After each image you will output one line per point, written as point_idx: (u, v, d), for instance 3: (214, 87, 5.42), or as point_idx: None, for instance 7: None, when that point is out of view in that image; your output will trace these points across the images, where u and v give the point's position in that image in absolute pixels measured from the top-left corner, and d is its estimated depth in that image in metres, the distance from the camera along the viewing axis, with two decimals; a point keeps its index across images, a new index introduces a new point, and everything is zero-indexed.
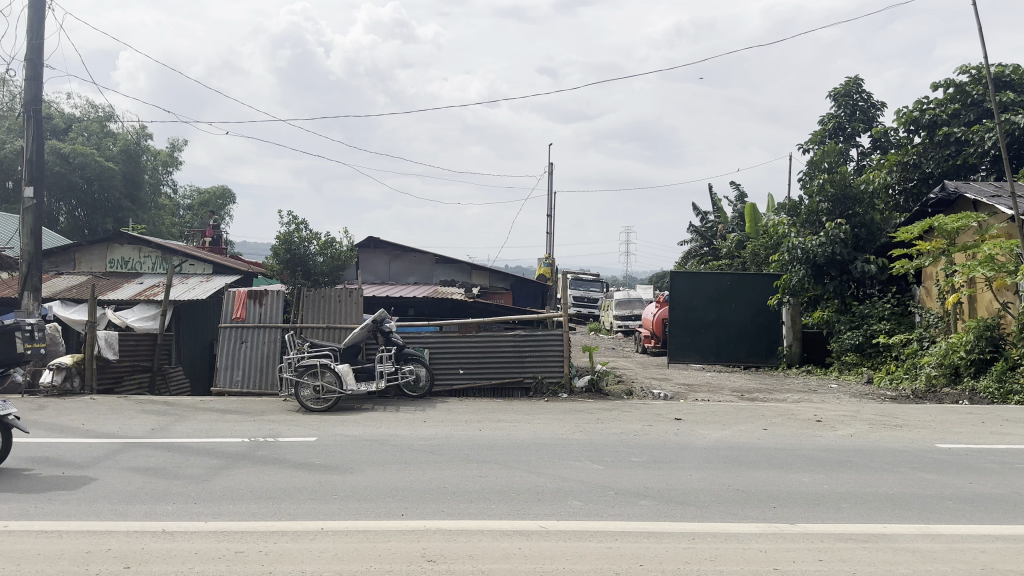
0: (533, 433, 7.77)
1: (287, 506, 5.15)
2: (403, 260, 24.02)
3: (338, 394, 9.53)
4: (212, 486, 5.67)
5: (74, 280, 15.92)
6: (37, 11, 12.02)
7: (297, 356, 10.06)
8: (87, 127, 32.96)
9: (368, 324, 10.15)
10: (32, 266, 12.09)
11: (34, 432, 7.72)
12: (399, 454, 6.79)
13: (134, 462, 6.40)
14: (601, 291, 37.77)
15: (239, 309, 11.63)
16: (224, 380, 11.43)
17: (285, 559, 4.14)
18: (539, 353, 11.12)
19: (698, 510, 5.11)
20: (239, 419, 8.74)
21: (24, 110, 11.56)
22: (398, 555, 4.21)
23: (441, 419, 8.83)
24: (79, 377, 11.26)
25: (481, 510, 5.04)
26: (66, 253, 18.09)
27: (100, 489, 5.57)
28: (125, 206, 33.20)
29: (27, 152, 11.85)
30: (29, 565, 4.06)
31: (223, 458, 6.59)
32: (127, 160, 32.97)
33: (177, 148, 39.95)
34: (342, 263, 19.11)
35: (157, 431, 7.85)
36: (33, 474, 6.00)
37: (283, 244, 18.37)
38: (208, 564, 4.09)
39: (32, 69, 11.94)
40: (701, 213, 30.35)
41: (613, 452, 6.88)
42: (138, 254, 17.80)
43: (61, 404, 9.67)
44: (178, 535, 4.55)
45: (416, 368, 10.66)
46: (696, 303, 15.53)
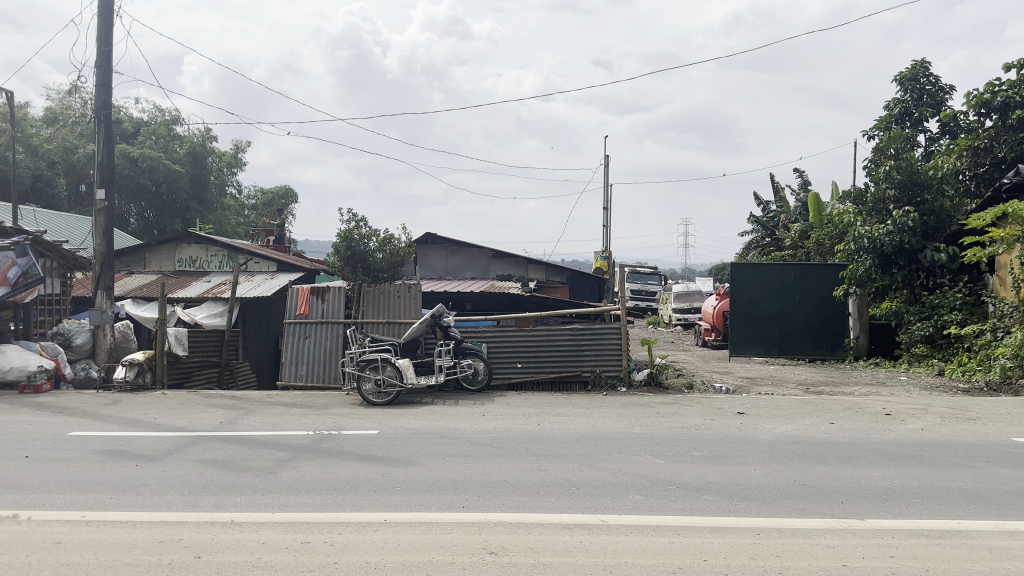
0: (592, 427, 7.74)
1: (352, 497, 5.24)
2: (461, 255, 24.04)
3: (398, 388, 9.63)
4: (279, 478, 5.81)
5: (145, 279, 16.44)
6: (105, 19, 12.41)
7: (358, 352, 10.19)
8: (154, 131, 33.78)
9: (426, 318, 10.23)
10: (106, 266, 12.41)
11: (108, 426, 7.99)
12: (457, 446, 6.83)
13: (203, 455, 6.58)
14: (659, 284, 37.44)
15: (303, 305, 11.87)
16: (289, 374, 11.66)
17: (348, 551, 4.20)
18: (597, 347, 11.05)
19: (762, 505, 5.02)
20: (304, 412, 8.94)
21: (94, 116, 11.92)
22: (459, 547, 4.23)
23: (499, 412, 8.84)
24: (151, 372, 11.57)
25: (542, 503, 5.04)
26: (137, 253, 18.64)
27: (173, 481, 5.75)
28: (192, 206, 34.24)
29: (99, 155, 12.22)
30: (106, 555, 4.24)
31: (287, 450, 6.74)
32: (193, 162, 34.07)
33: (241, 149, 40.98)
34: (401, 259, 19.23)
35: (225, 424, 8.09)
36: (109, 466, 6.24)
37: (343, 241, 18.60)
38: (276, 555, 4.17)
39: (102, 76, 12.34)
40: (762, 203, 29.73)
41: (675, 446, 6.79)
42: (205, 253, 18.31)
43: (135, 400, 9.92)
44: (247, 526, 4.67)
45: (474, 361, 10.68)
46: (760, 295, 15.27)
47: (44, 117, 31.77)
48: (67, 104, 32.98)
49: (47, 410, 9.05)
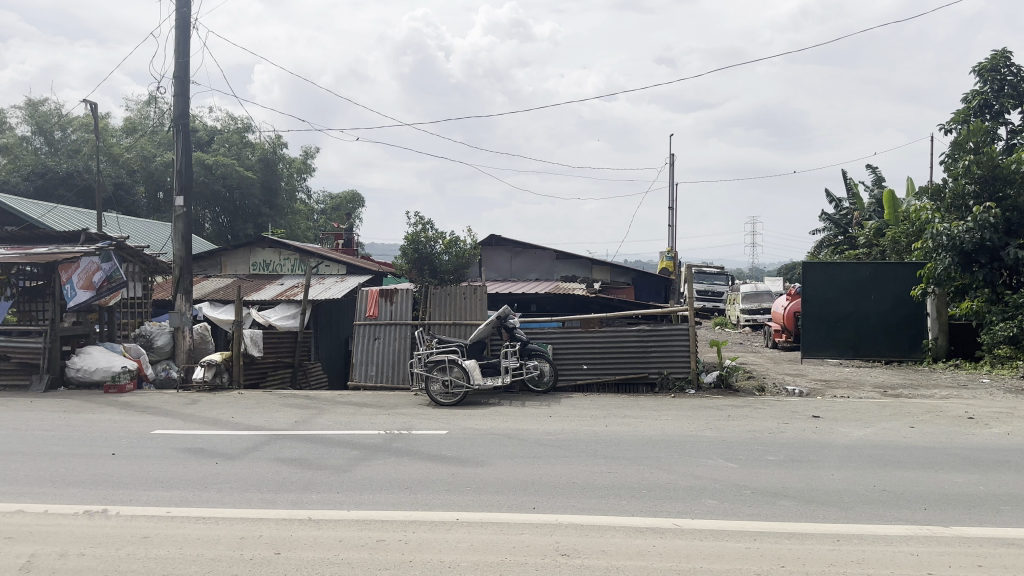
0: (662, 429, 7.66)
1: (424, 496, 5.30)
2: (525, 257, 24.12)
3: (465, 389, 9.69)
4: (353, 476, 5.92)
5: (221, 283, 16.97)
6: (183, 32, 12.85)
7: (426, 353, 10.32)
8: (227, 139, 34.84)
9: (491, 320, 10.29)
10: (185, 271, 12.85)
11: (189, 425, 8.27)
12: (527, 448, 6.84)
13: (279, 453, 6.75)
14: (726, 284, 36.81)
15: (372, 307, 12.09)
16: (359, 375, 11.87)
17: (423, 549, 4.25)
18: (665, 349, 10.93)
19: (842, 511, 4.88)
20: (374, 412, 9.09)
21: (173, 126, 12.37)
22: (533, 548, 4.24)
23: (566, 414, 8.82)
24: (228, 373, 11.93)
25: (613, 506, 5.01)
26: (214, 258, 19.24)
27: (252, 479, 5.91)
28: (264, 212, 35.17)
29: (177, 164, 12.66)
30: (191, 549, 4.39)
31: (360, 449, 6.86)
32: (265, 169, 35.00)
33: (309, 155, 41.89)
34: (467, 261, 19.33)
35: (300, 423, 8.29)
36: (192, 463, 6.46)
37: (410, 244, 18.85)
38: (352, 552, 4.25)
39: (180, 87, 12.78)
40: (834, 201, 28.95)
41: (748, 450, 6.67)
42: (278, 257, 18.79)
43: (213, 399, 10.23)
44: (323, 523, 4.77)
45: (540, 363, 10.69)
46: (832, 295, 14.88)
47: (124, 127, 33.14)
48: (146, 114, 34.32)
49: (131, 409, 9.42)
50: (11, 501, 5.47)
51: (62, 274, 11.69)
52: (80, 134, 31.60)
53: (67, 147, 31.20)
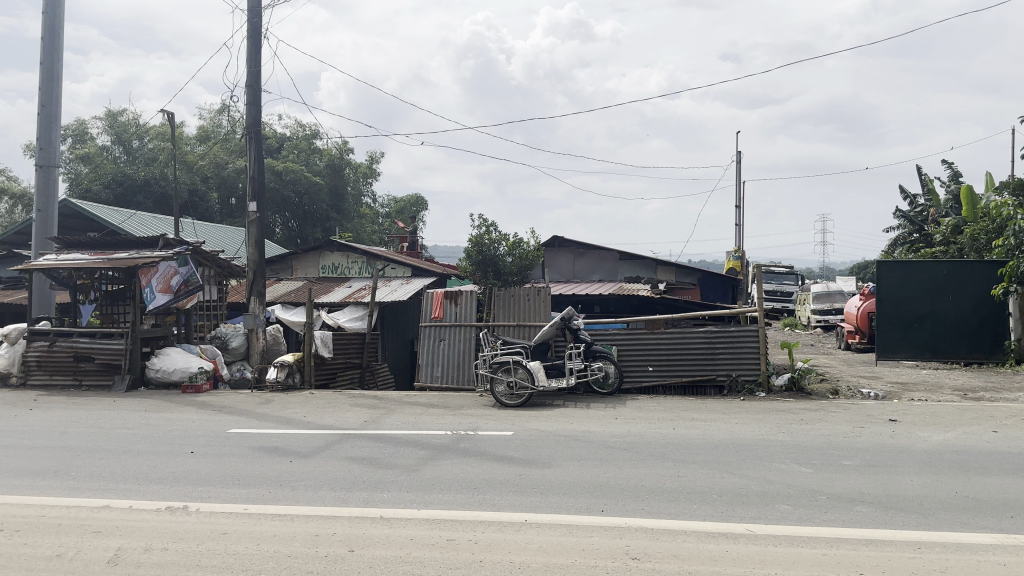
0: (732, 433, 7.54)
1: (493, 497, 5.34)
2: (589, 258, 24.10)
3: (531, 390, 9.71)
4: (422, 476, 5.99)
5: (292, 286, 17.40)
6: (254, 42, 13.22)
7: (491, 354, 10.38)
8: (296, 146, 35.81)
9: (555, 321, 10.29)
10: (258, 274, 13.22)
11: (264, 424, 8.50)
12: (594, 450, 6.82)
13: (350, 452, 6.88)
14: (795, 284, 35.97)
15: (437, 308, 12.22)
16: (425, 375, 12.01)
17: (493, 549, 4.28)
18: (734, 351, 10.75)
19: (923, 518, 4.72)
20: (441, 413, 9.18)
21: (245, 134, 12.74)
22: (603, 550, 4.23)
23: (633, 416, 8.75)
24: (299, 373, 12.22)
25: (683, 510, 4.95)
26: (285, 261, 19.73)
27: (325, 477, 6.05)
28: (331, 216, 35.86)
29: (250, 171, 13.04)
30: (268, 546, 4.51)
31: (429, 449, 6.94)
32: (332, 174, 35.77)
33: (374, 160, 42.59)
34: (530, 263, 19.31)
35: (369, 423, 8.44)
36: (267, 461, 6.65)
37: (474, 246, 18.98)
38: (423, 551, 4.31)
39: (252, 96, 13.14)
40: (909, 197, 28.03)
41: (822, 454, 6.51)
42: (346, 260, 19.17)
43: (285, 399, 10.50)
44: (394, 522, 4.84)
45: (605, 364, 10.64)
46: (908, 295, 14.41)
47: (198, 136, 34.28)
48: (219, 123, 35.43)
49: (207, 409, 9.73)
50: (97, 496, 5.72)
51: (142, 278, 12.14)
52: (157, 143, 32.80)
53: (145, 156, 32.42)
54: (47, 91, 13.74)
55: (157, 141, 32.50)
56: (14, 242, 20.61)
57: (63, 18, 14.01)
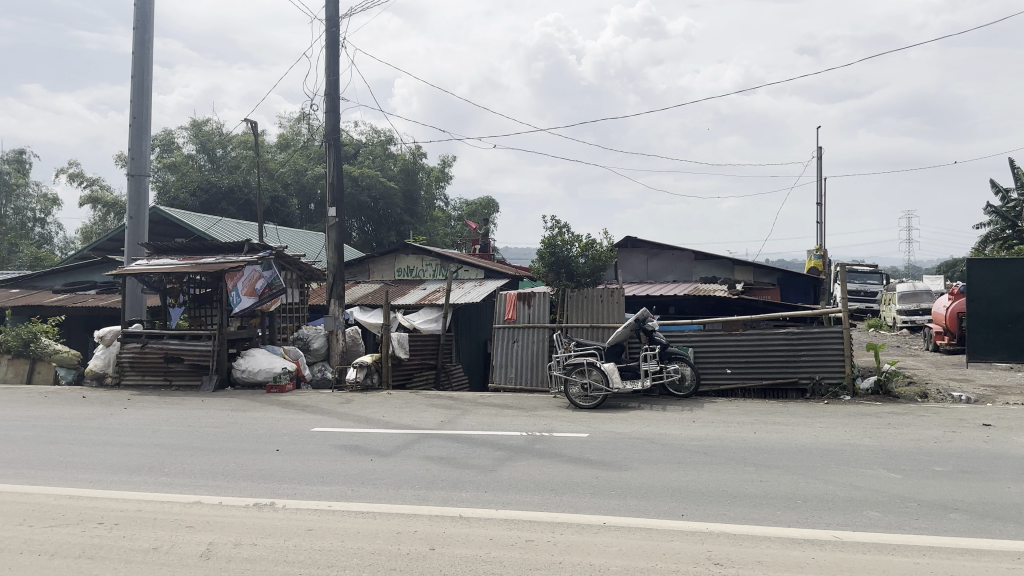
0: (815, 437, 7.35)
1: (571, 499, 5.35)
2: (662, 258, 23.94)
3: (605, 392, 9.67)
4: (499, 476, 6.06)
5: (369, 288, 17.77)
6: (332, 51, 13.57)
7: (565, 355, 10.40)
8: (371, 151, 36.73)
9: (630, 322, 10.23)
10: (337, 277, 13.55)
11: (344, 423, 8.73)
12: (672, 453, 6.76)
13: (428, 451, 7.01)
14: (879, 283, 34.75)
15: (511, 310, 12.31)
16: (499, 377, 12.11)
17: (573, 551, 4.30)
18: (816, 352, 10.48)
19: (1022, 528, 4.51)
20: (516, 414, 9.24)
21: (324, 141, 13.08)
22: (683, 555, 4.19)
23: (711, 419, 8.63)
24: (377, 373, 12.46)
25: (765, 516, 4.87)
26: (361, 265, 20.16)
27: (403, 475, 6.18)
28: (406, 220, 36.41)
29: (329, 177, 13.38)
30: (352, 542, 4.64)
31: (505, 450, 7.00)
32: (406, 179, 36.42)
33: (447, 163, 43.09)
34: (603, 263, 19.19)
35: (445, 423, 8.56)
36: (348, 460, 6.82)
37: (547, 247, 18.99)
38: (502, 551, 4.36)
39: (331, 104, 13.49)
40: (1001, 191, 26.79)
41: (911, 460, 6.29)
42: (421, 262, 19.46)
43: (363, 399, 10.74)
44: (473, 521, 4.91)
45: (681, 366, 10.52)
46: (1003, 294, 13.76)
47: (278, 143, 35.36)
48: (298, 130, 36.45)
49: (290, 408, 10.04)
50: (190, 492, 5.97)
51: (228, 282, 12.61)
52: (239, 151, 34.00)
53: (228, 164, 33.63)
54: (139, 104, 14.40)
55: (240, 149, 33.67)
56: (109, 248, 21.67)
57: (152, 34, 14.67)
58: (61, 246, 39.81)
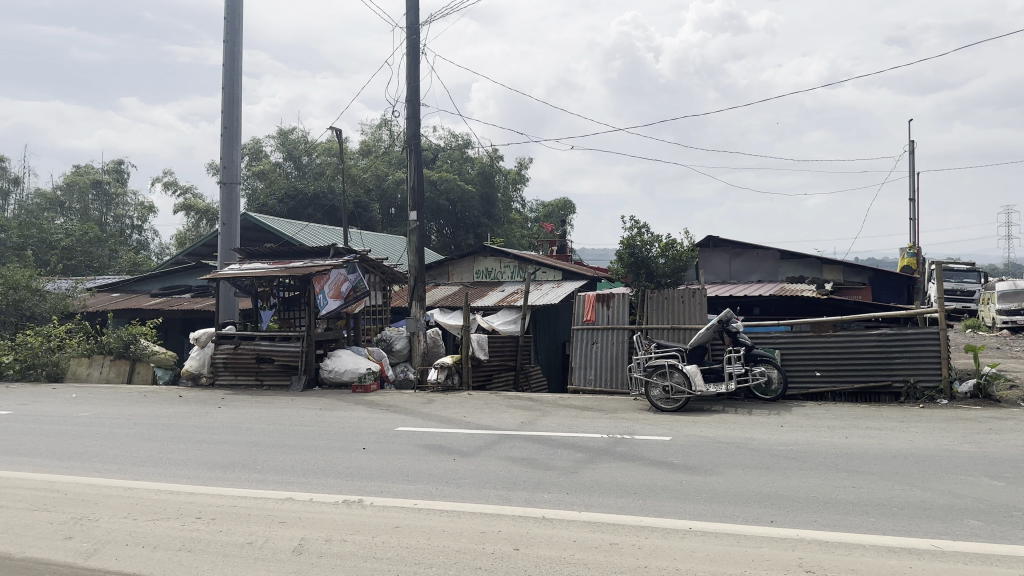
0: (910, 443, 7.07)
1: (655, 502, 5.31)
2: (746, 257, 23.46)
3: (688, 395, 9.54)
4: (582, 478, 6.05)
5: (449, 291, 18.00)
6: (413, 58, 13.82)
7: (646, 357, 10.31)
8: (450, 155, 37.26)
9: (713, 324, 10.05)
10: (418, 280, 13.78)
11: (427, 423, 8.88)
12: (758, 458, 6.61)
13: (510, 452, 7.06)
14: (978, 282, 33.07)
15: (589, 311, 12.28)
16: (579, 378, 12.11)
17: (659, 555, 4.26)
18: (910, 354, 10.07)
19: None
20: (597, 416, 9.21)
21: (405, 146, 13.34)
22: (773, 562, 4.10)
23: (799, 423, 8.40)
24: (458, 374, 12.61)
25: (860, 524, 4.71)
26: (441, 267, 20.43)
27: (486, 476, 6.25)
28: (484, 222, 36.69)
29: (410, 181, 13.63)
30: (438, 541, 4.72)
31: (587, 452, 6.99)
32: (484, 181, 36.75)
33: (524, 165, 43.23)
34: (684, 263, 18.92)
35: (526, 424, 8.60)
36: (432, 459, 6.93)
37: (627, 248, 18.86)
38: (587, 553, 4.36)
39: (411, 110, 13.74)
40: None
41: (1017, 468, 5.96)
42: (499, 264, 19.58)
43: (445, 400, 10.90)
44: (557, 523, 4.92)
45: (767, 369, 10.28)
46: None
47: (360, 150, 36.21)
48: (379, 137, 37.24)
49: (375, 408, 10.28)
50: (283, 488, 6.19)
51: (314, 285, 13.00)
52: (323, 158, 34.99)
53: (313, 170, 34.64)
54: (230, 114, 14.99)
55: (324, 156, 34.63)
56: (203, 253, 22.63)
57: (242, 47, 15.24)
58: (158, 252, 41.77)
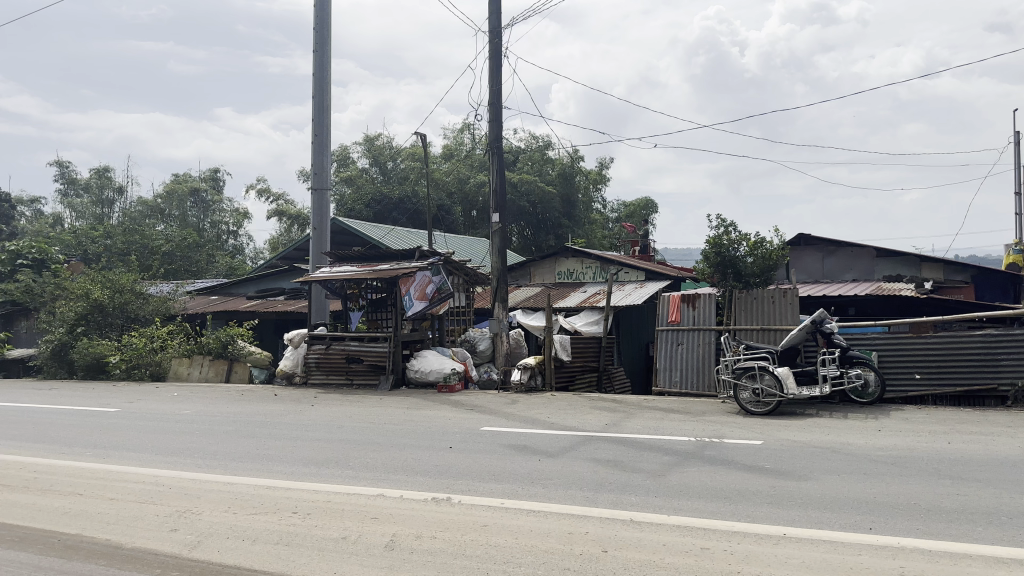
0: (1019, 450, 6.70)
1: (746, 507, 5.20)
2: (842, 255, 22.63)
3: (778, 398, 9.30)
4: (669, 481, 5.99)
5: (531, 292, 18.05)
6: (496, 61, 13.95)
7: (734, 359, 10.12)
8: (530, 157, 37.35)
9: (805, 325, 9.77)
10: (501, 281, 13.89)
11: (511, 423, 8.94)
12: (854, 463, 6.39)
13: (595, 454, 7.04)
14: None
15: (675, 312, 12.12)
16: (664, 380, 12.00)
17: (752, 560, 4.18)
18: (1019, 356, 9.53)
19: None
20: (683, 418, 9.08)
21: (488, 149, 13.47)
22: (872, 570, 3.97)
23: (897, 428, 8.07)
24: (540, 375, 12.66)
25: (967, 533, 4.50)
26: (523, 268, 20.51)
27: (573, 477, 6.25)
28: (565, 224, 36.64)
29: (492, 183, 13.76)
30: (527, 540, 4.75)
31: (674, 455, 6.91)
32: (564, 182, 36.72)
33: (605, 166, 42.94)
34: (773, 263, 18.41)
35: (611, 426, 8.56)
36: (517, 459, 6.98)
37: (713, 247, 18.50)
38: (677, 557, 4.31)
39: (494, 112, 13.87)
40: None
41: None
42: (581, 265, 19.52)
43: (529, 401, 10.95)
44: (646, 526, 4.89)
45: (863, 371, 9.92)
46: None
47: (443, 154, 36.72)
48: (461, 140, 37.70)
49: (460, 408, 10.42)
50: (374, 485, 6.34)
51: (401, 287, 13.28)
52: (407, 163, 35.66)
53: (397, 175, 35.34)
54: (320, 122, 15.46)
55: (407, 161, 35.27)
56: (294, 257, 23.42)
57: (330, 57, 15.69)
58: (252, 256, 43.40)
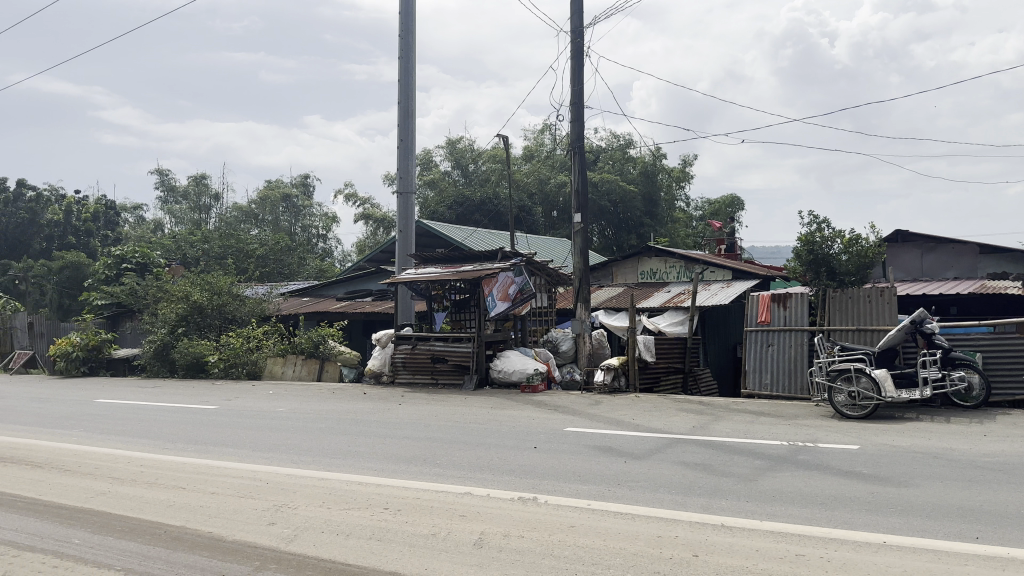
0: None
1: (842, 514, 5.04)
2: (941, 250, 21.68)
3: (876, 401, 8.95)
4: (760, 486, 5.85)
5: (614, 292, 17.93)
6: (577, 61, 13.92)
7: (828, 361, 9.80)
8: (612, 156, 37.08)
9: (904, 325, 9.37)
10: (583, 281, 13.84)
11: (597, 424, 8.90)
12: (959, 469, 6.10)
13: (683, 457, 6.94)
14: None
15: (764, 312, 11.81)
16: (753, 383, 11.74)
17: (850, 568, 4.05)
18: None
19: None
20: (773, 421, 8.85)
21: (570, 149, 13.45)
22: None
23: (1005, 433, 7.66)
24: (624, 377, 12.56)
25: None
26: (605, 268, 20.39)
27: (660, 479, 6.17)
28: (647, 223, 36.25)
29: (574, 183, 13.74)
30: (615, 542, 4.72)
31: (765, 459, 6.74)
32: (647, 182, 36.40)
33: (688, 164, 42.24)
34: (870, 261, 17.74)
35: (698, 428, 8.42)
36: (603, 461, 6.95)
37: (805, 245, 18.00)
38: (771, 563, 4.21)
39: (576, 113, 13.84)
40: None
41: None
42: (665, 265, 19.26)
43: (613, 402, 10.87)
44: (737, 530, 4.79)
45: (967, 374, 9.44)
46: None
47: (524, 156, 36.87)
48: (542, 141, 37.76)
49: (545, 408, 10.44)
50: (462, 483, 6.42)
51: (484, 288, 13.41)
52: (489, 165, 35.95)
53: (479, 177, 35.67)
54: (404, 127, 15.74)
55: (489, 163, 35.56)
56: (380, 259, 23.93)
57: (414, 63, 15.97)
58: (339, 259, 44.57)
